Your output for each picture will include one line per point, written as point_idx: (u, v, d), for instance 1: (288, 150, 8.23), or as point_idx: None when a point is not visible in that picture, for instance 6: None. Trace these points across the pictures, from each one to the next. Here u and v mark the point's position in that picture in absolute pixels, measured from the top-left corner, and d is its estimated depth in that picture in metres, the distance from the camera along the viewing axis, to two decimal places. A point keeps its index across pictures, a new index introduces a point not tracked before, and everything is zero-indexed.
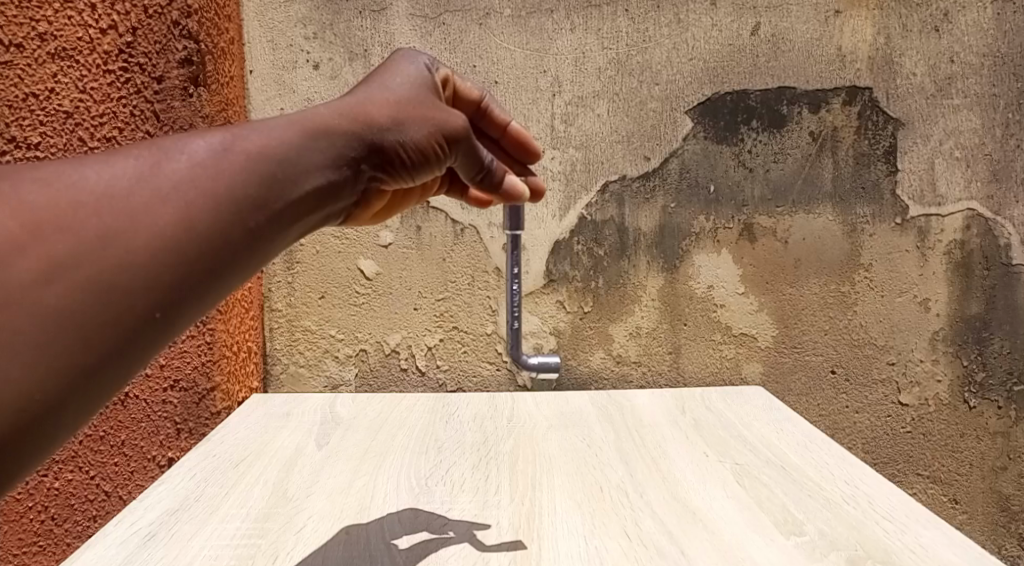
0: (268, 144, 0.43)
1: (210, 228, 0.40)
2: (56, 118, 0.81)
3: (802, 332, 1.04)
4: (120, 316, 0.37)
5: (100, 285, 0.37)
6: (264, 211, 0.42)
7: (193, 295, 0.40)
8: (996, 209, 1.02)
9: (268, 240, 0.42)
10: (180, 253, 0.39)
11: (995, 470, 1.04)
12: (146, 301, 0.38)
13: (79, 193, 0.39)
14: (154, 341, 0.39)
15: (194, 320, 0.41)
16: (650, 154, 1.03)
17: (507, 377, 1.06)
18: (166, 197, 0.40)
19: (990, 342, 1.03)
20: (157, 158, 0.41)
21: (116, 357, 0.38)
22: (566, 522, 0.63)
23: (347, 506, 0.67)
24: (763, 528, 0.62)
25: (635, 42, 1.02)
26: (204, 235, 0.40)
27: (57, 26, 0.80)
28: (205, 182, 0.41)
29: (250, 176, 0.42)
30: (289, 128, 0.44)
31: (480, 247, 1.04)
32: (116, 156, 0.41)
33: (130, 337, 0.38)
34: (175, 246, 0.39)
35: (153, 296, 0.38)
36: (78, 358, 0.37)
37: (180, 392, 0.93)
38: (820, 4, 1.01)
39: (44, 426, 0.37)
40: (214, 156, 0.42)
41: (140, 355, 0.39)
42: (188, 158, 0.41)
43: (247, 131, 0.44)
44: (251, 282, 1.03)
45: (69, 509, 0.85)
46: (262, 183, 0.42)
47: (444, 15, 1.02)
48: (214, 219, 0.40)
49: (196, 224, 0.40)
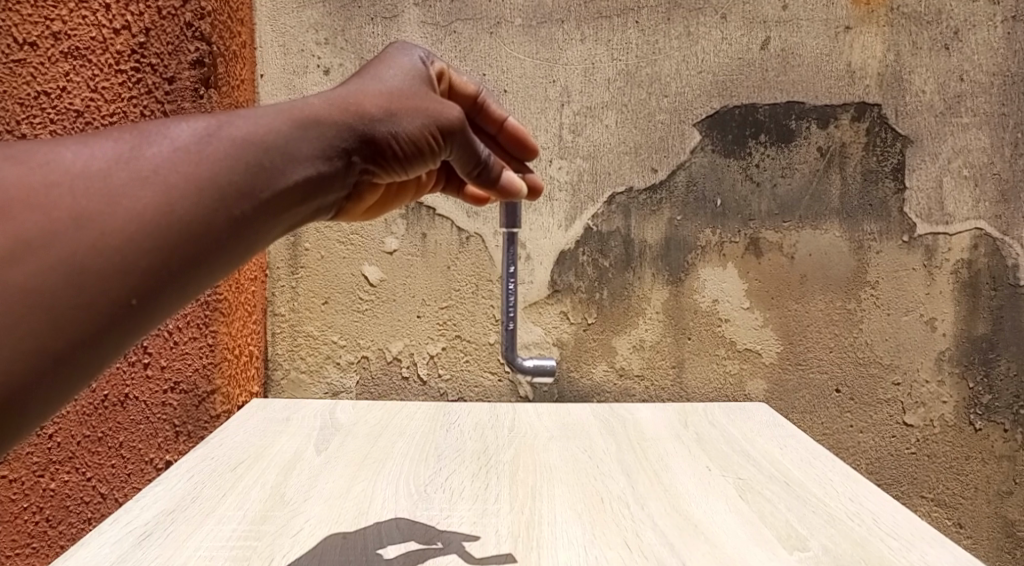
0: (254, 130, 0.43)
1: (190, 215, 0.39)
2: (67, 116, 0.82)
3: (806, 349, 1.04)
4: (93, 302, 0.37)
5: (73, 268, 0.37)
6: (249, 200, 0.41)
7: (173, 284, 0.39)
8: (1004, 229, 1.01)
9: (252, 230, 0.42)
10: (160, 239, 0.38)
11: (1000, 494, 1.03)
12: (122, 288, 0.38)
13: (53, 172, 0.38)
14: (130, 330, 0.39)
15: (174, 310, 0.41)
16: (657, 166, 1.03)
17: (509, 388, 1.06)
18: (145, 180, 0.39)
19: (997, 363, 1.02)
20: (138, 142, 0.41)
21: (86, 345, 0.37)
22: (567, 532, 0.62)
23: (345, 512, 0.66)
24: (766, 542, 0.61)
25: (645, 54, 1.02)
26: (186, 222, 0.39)
27: (71, 26, 0.82)
28: (187, 166, 0.40)
29: (234, 164, 0.41)
30: (278, 117, 0.44)
31: (485, 255, 1.04)
32: (96, 139, 0.41)
33: (104, 324, 0.38)
34: (153, 231, 0.38)
35: (128, 284, 0.38)
36: (47, 344, 0.36)
37: (180, 394, 0.91)
38: (831, 20, 1.01)
39: (10, 413, 0.36)
40: (197, 141, 0.41)
41: (115, 343, 0.39)
42: (170, 142, 0.41)
43: (233, 117, 0.43)
44: (256, 284, 1.03)
45: (65, 511, 0.86)
46: (247, 171, 0.42)
47: (454, 24, 1.02)
48: (196, 205, 0.40)
49: (175, 208, 0.39)
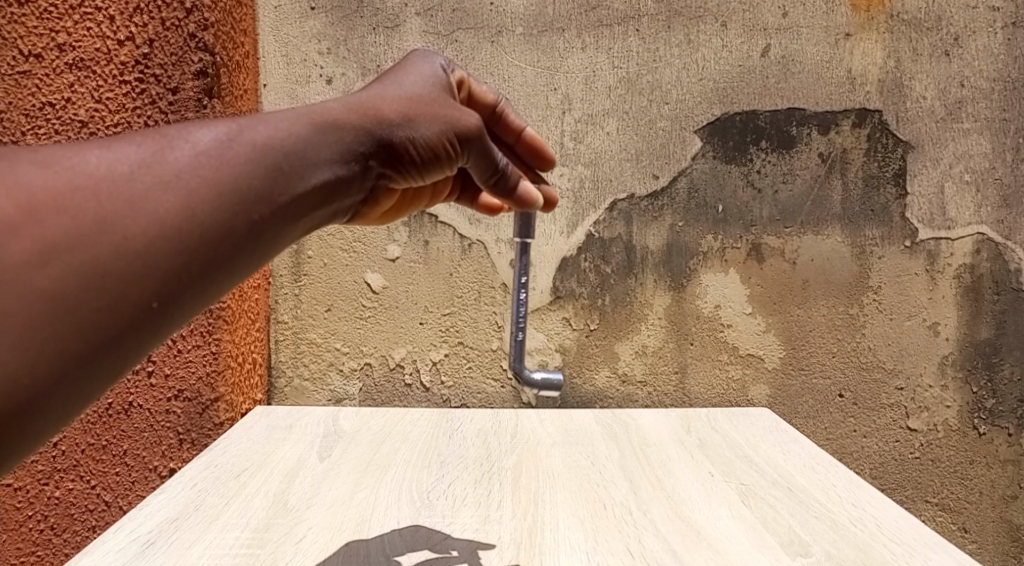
0: (274, 136, 0.43)
1: (210, 219, 0.40)
2: (71, 126, 0.85)
3: (809, 354, 1.04)
4: (115, 304, 0.38)
5: (96, 268, 0.37)
6: (268, 204, 0.42)
7: (193, 287, 0.40)
8: (1006, 234, 1.01)
9: (272, 232, 0.42)
10: (181, 242, 0.39)
11: (1005, 499, 1.03)
12: (143, 290, 0.38)
13: (78, 175, 0.39)
14: (151, 332, 0.39)
15: (195, 313, 0.41)
16: (659, 173, 1.03)
17: (512, 394, 1.06)
18: (168, 183, 0.40)
19: (1001, 368, 1.02)
20: (160, 146, 0.41)
21: (107, 345, 0.38)
22: (569, 539, 0.63)
23: (347, 520, 0.66)
24: (768, 548, 0.61)
25: (646, 61, 1.02)
26: (206, 226, 0.40)
27: (76, 38, 0.84)
28: (208, 170, 0.41)
29: (254, 167, 0.42)
30: (297, 121, 0.45)
31: (488, 262, 1.04)
32: (120, 142, 0.41)
33: (127, 324, 0.38)
34: (174, 234, 0.39)
35: (149, 285, 0.38)
36: (70, 344, 0.37)
37: (184, 402, 0.91)
38: (831, 26, 1.01)
39: (31, 412, 0.37)
40: (219, 145, 0.42)
41: (135, 345, 0.39)
42: (193, 145, 0.42)
43: (255, 122, 0.44)
44: (260, 292, 1.03)
45: (69, 518, 0.89)
46: (267, 175, 0.42)
47: (456, 33, 1.03)
48: (217, 209, 0.40)
49: (196, 212, 0.40)
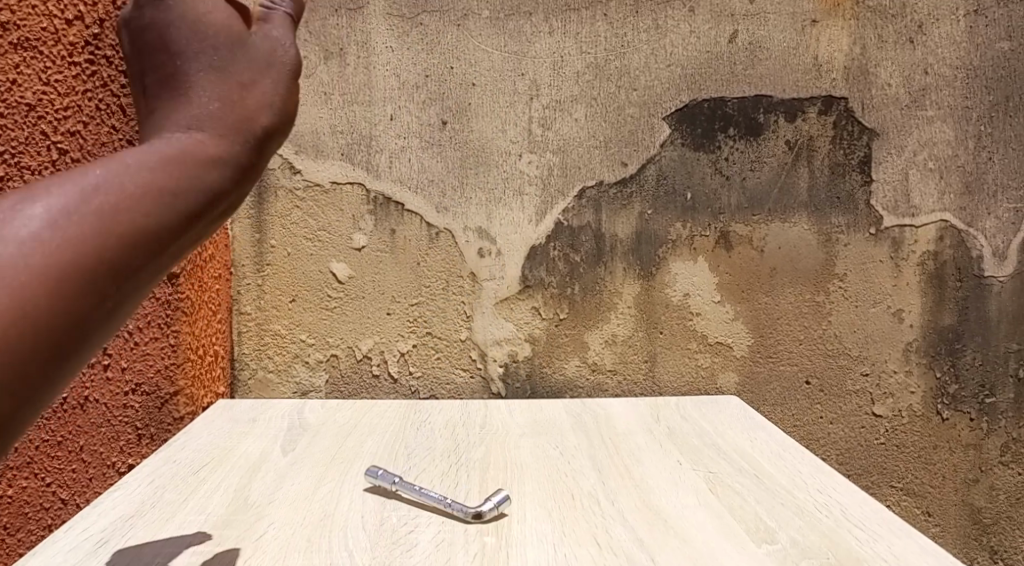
0: (190, 147, 0.49)
1: (157, 230, 0.46)
2: (18, 110, 0.76)
3: (777, 341, 1.04)
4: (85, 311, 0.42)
5: (66, 282, 0.42)
6: (201, 211, 0.48)
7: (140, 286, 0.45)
8: (968, 221, 1.03)
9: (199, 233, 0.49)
10: (135, 250, 0.45)
11: (967, 482, 1.04)
12: (104, 296, 0.43)
13: (44, 204, 0.43)
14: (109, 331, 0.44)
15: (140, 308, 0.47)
16: (627, 160, 1.02)
17: (481, 384, 1.04)
18: (126, 201, 0.45)
19: (963, 353, 1.04)
20: (112, 169, 0.46)
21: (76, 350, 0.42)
22: (536, 530, 0.62)
23: (310, 514, 0.65)
24: (736, 536, 0.61)
25: (613, 47, 1.01)
26: (155, 233, 0.46)
27: (20, 16, 0.75)
28: (154, 186, 0.46)
29: (184, 181, 0.48)
30: (166, 144, 0.49)
31: (455, 251, 1.03)
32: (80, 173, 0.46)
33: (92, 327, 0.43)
34: (131, 245, 0.45)
35: (109, 288, 0.43)
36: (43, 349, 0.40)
37: (142, 396, 0.89)
38: (797, 13, 1.01)
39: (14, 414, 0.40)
40: (158, 163, 0.47)
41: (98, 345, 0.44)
42: (130, 164, 0.47)
43: (153, 144, 0.49)
44: (219, 283, 1.00)
45: (22, 518, 0.77)
46: (191, 187, 0.48)
47: (421, 16, 1.01)
48: (162, 218, 0.46)
49: (146, 224, 0.45)
